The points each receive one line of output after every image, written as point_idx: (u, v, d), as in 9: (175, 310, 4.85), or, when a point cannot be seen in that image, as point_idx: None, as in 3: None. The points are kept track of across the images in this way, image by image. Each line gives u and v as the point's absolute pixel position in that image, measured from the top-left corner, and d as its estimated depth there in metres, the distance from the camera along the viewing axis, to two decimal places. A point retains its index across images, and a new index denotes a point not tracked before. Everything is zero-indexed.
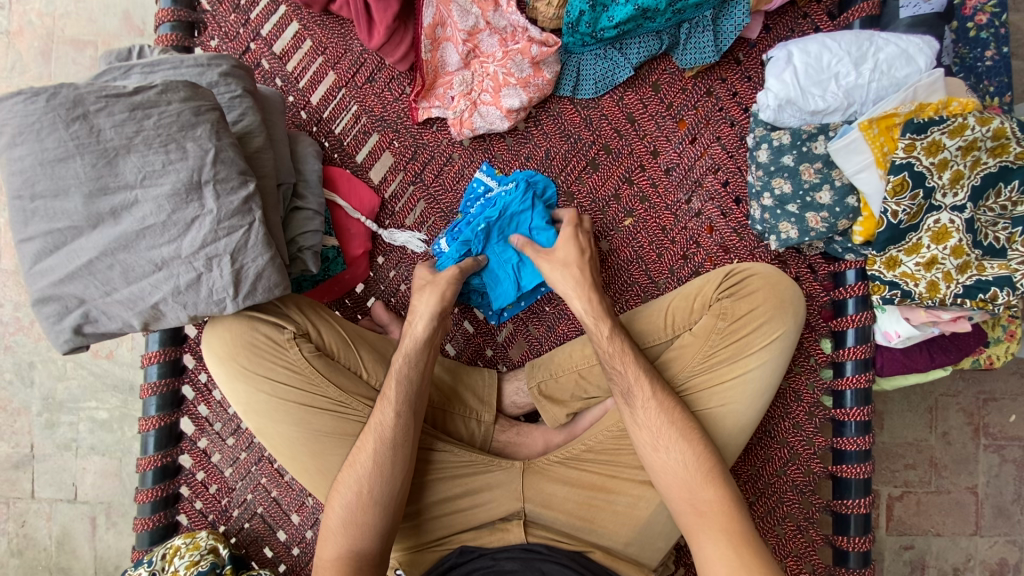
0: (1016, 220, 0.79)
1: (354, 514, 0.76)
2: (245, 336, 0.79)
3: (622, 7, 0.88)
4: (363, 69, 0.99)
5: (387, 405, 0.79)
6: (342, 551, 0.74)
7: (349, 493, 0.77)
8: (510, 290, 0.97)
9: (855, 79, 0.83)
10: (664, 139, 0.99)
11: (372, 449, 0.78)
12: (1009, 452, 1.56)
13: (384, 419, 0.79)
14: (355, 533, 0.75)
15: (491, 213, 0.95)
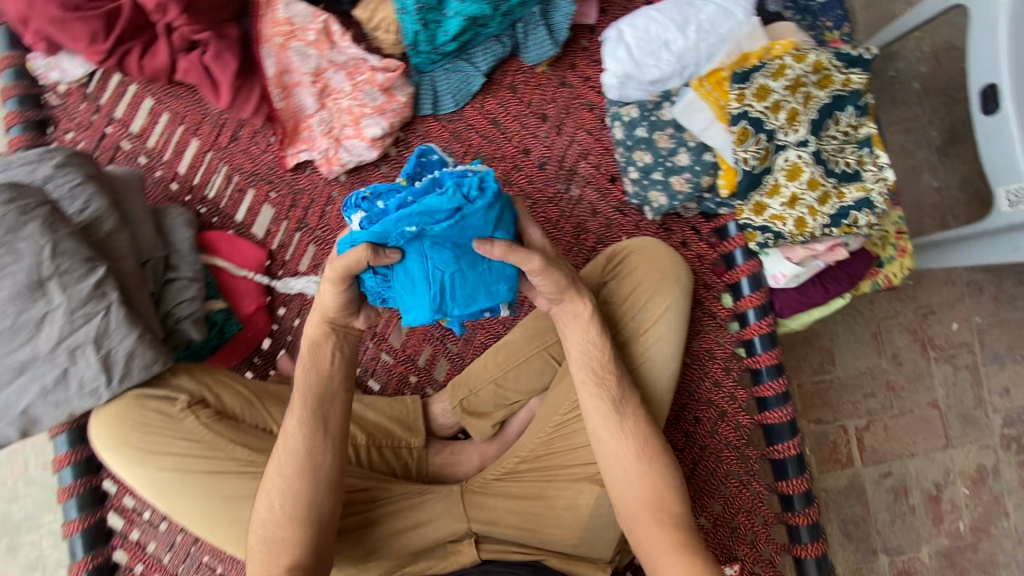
0: (861, 143, 0.83)
1: (275, 532, 0.72)
2: (135, 416, 0.79)
3: (452, 19, 0.90)
4: (225, 129, 0.99)
5: (296, 416, 0.76)
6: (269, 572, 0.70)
7: (264, 508, 0.73)
8: (423, 313, 0.71)
9: (683, 43, 0.86)
10: (531, 136, 1.01)
11: (284, 463, 0.74)
12: (960, 360, 1.59)
13: (292, 430, 0.75)
14: (278, 548, 0.71)
15: (425, 209, 0.65)
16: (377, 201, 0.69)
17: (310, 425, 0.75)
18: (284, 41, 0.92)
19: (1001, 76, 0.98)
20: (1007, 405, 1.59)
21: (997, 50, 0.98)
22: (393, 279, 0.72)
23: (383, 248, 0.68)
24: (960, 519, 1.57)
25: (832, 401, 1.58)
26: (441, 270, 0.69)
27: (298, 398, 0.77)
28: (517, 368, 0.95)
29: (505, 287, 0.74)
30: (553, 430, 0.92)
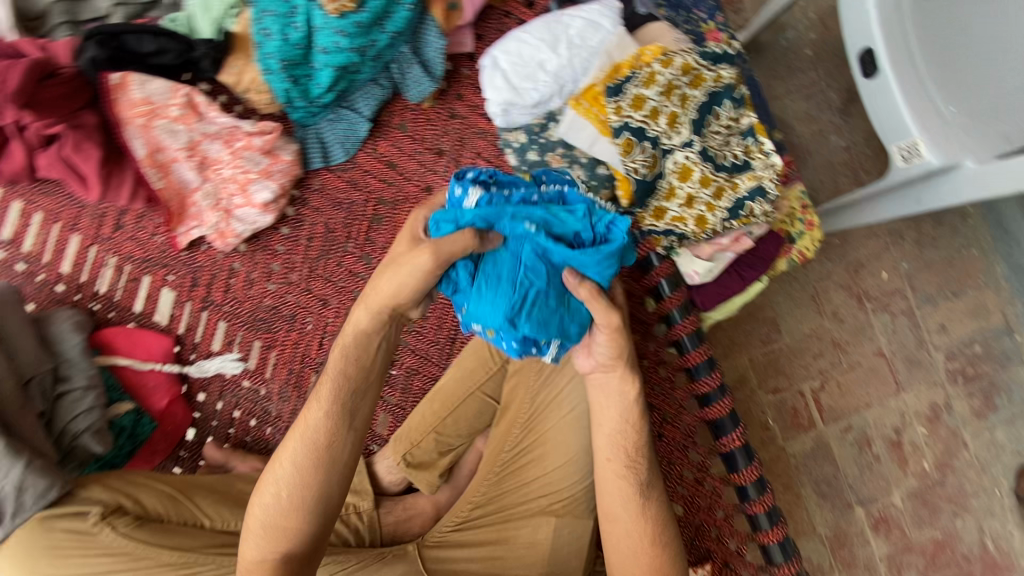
0: (744, 134, 0.85)
1: (278, 516, 0.65)
2: (42, 541, 0.70)
3: (322, 71, 0.86)
4: (107, 219, 0.94)
5: (318, 401, 0.67)
6: (266, 554, 0.65)
7: (268, 494, 0.66)
8: (494, 315, 0.66)
9: (557, 62, 0.85)
10: (430, 173, 0.98)
11: (302, 451, 0.66)
12: (895, 306, 1.61)
13: (313, 418, 0.66)
14: (277, 535, 0.65)
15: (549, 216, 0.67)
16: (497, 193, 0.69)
17: (335, 417, 0.67)
18: (146, 121, 0.86)
19: (875, 39, 0.96)
20: (946, 341, 1.61)
21: (867, 13, 0.96)
22: (477, 269, 0.67)
23: (487, 232, 0.66)
24: (924, 458, 1.57)
25: (786, 369, 1.60)
26: (531, 278, 0.65)
27: (335, 371, 0.68)
28: (455, 413, 0.93)
29: (575, 330, 0.70)
30: (501, 467, 0.93)
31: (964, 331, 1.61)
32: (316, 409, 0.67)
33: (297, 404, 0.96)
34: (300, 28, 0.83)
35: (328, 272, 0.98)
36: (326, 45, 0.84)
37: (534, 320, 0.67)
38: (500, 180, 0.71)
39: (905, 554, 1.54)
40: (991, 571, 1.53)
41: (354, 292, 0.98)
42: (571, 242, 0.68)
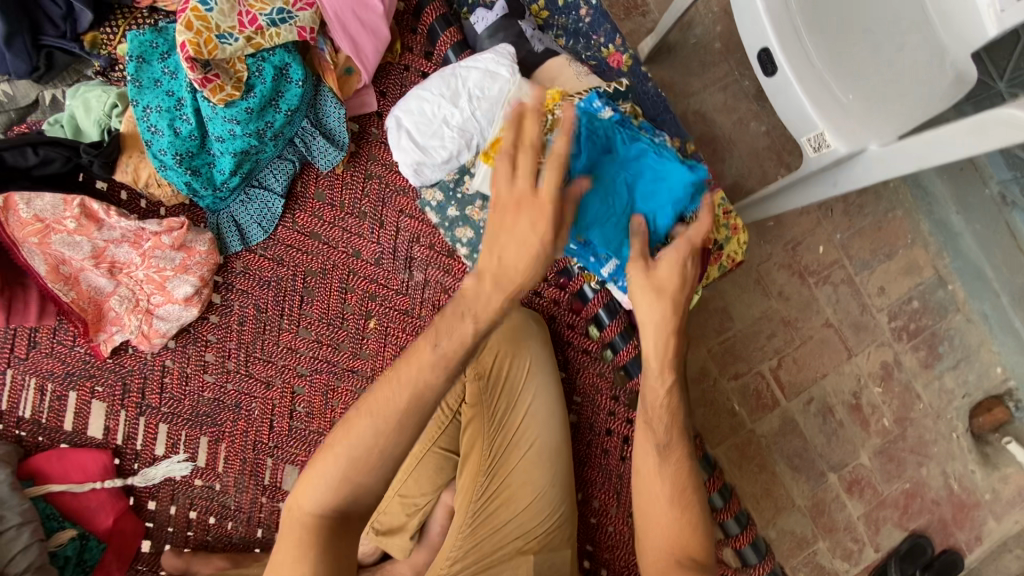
0: None
1: (354, 473, 0.68)
2: None
3: (222, 158, 0.84)
4: (19, 339, 0.89)
5: (438, 359, 0.68)
6: (329, 506, 0.68)
7: (356, 444, 0.68)
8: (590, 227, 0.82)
9: (461, 116, 0.85)
10: (356, 237, 0.97)
11: (406, 405, 0.68)
12: (835, 277, 1.65)
13: (427, 378, 0.68)
14: (350, 485, 0.68)
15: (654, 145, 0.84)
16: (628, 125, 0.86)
17: (452, 379, 0.69)
18: (40, 237, 0.82)
19: (769, 38, 0.94)
20: (886, 302, 1.65)
21: (757, 14, 0.94)
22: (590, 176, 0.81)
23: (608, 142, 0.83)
24: (883, 416, 1.62)
25: (743, 353, 1.63)
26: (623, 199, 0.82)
27: (452, 328, 0.69)
28: (414, 475, 0.91)
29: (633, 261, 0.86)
30: (473, 518, 0.88)
31: (901, 290, 1.65)
32: (429, 365, 0.68)
33: (256, 491, 0.94)
34: (190, 120, 0.81)
35: (266, 353, 0.96)
36: (220, 133, 0.82)
37: (594, 231, 0.81)
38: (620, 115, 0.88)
39: (880, 510, 1.59)
40: (960, 511, 1.60)
41: (297, 368, 0.96)
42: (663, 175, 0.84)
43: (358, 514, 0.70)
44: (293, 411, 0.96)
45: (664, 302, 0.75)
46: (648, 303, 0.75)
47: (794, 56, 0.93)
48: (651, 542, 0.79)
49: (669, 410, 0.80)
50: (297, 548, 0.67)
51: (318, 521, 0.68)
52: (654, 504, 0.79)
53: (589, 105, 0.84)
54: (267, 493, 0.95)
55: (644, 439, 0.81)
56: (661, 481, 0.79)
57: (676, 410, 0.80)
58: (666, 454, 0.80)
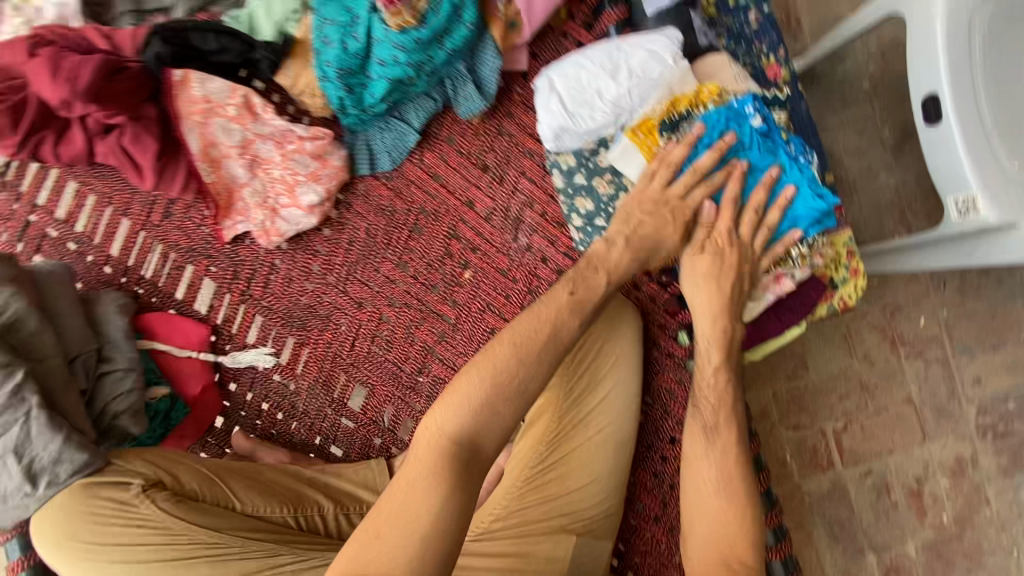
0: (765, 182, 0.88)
1: (499, 398, 0.73)
2: (83, 507, 0.76)
3: (377, 82, 0.87)
4: (156, 206, 0.96)
5: (572, 304, 0.79)
6: (469, 431, 0.72)
7: (504, 363, 0.74)
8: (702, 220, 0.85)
9: (616, 90, 0.85)
10: (474, 188, 0.99)
11: (543, 341, 0.76)
12: (930, 354, 1.54)
13: (563, 319, 0.78)
14: (487, 412, 0.72)
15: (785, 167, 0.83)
16: (775, 135, 0.83)
17: (582, 323, 0.80)
18: (203, 117, 0.88)
19: (940, 84, 0.88)
20: (980, 395, 1.52)
21: (934, 55, 0.88)
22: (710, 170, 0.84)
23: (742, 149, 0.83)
24: (943, 511, 1.50)
25: (808, 407, 1.56)
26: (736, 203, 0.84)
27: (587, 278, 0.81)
28: None
29: None
30: (524, 484, 0.89)
31: (999, 386, 1.52)
32: (565, 306, 0.79)
33: (324, 402, 1.00)
34: (360, 39, 0.83)
35: (365, 276, 1.00)
36: (384, 57, 0.84)
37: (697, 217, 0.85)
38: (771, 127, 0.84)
39: None
40: None
41: (390, 297, 1.00)
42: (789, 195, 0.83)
43: (485, 449, 0.72)
44: (375, 335, 1.00)
45: (717, 290, 0.82)
46: (698, 286, 0.84)
47: (967, 109, 0.87)
48: (699, 532, 0.78)
49: (716, 391, 0.84)
50: (423, 477, 0.68)
51: (453, 443, 0.71)
52: (704, 491, 0.79)
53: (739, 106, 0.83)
54: (333, 406, 1.00)
55: (692, 424, 0.84)
56: (707, 466, 0.80)
57: (723, 392, 0.84)
58: (714, 439, 0.82)
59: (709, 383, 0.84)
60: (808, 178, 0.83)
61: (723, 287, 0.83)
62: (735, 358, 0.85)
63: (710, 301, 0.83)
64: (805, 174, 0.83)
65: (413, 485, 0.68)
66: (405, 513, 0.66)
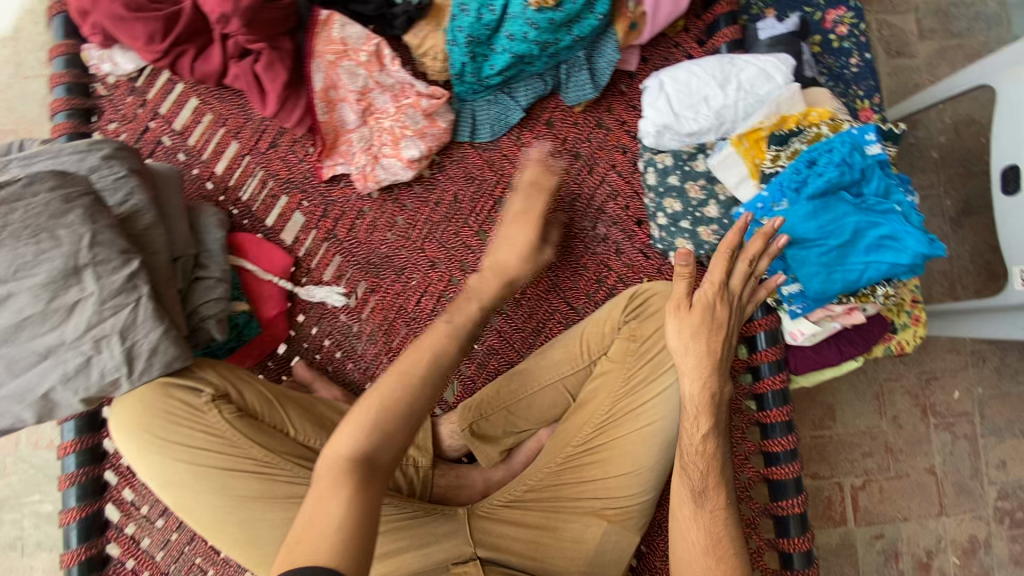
0: None
1: (392, 417, 0.68)
2: (159, 404, 0.80)
3: (500, 55, 0.92)
4: (266, 135, 1.01)
5: (450, 329, 0.76)
6: (362, 453, 0.65)
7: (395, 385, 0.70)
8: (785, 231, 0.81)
9: (723, 100, 0.89)
10: (563, 172, 1.03)
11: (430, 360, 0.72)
12: (959, 428, 1.51)
13: (441, 345, 0.74)
14: (383, 436, 0.67)
15: (887, 206, 0.80)
16: (888, 171, 0.81)
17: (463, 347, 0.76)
18: (336, 60, 0.93)
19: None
20: (1002, 478, 1.49)
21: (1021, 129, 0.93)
22: (810, 182, 0.80)
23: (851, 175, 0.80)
24: None
25: (830, 457, 1.49)
26: (829, 224, 0.80)
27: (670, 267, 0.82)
28: (530, 398, 0.95)
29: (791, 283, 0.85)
30: (564, 461, 0.92)
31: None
32: (446, 334, 0.75)
33: (381, 350, 1.02)
34: (495, 12, 0.88)
35: (445, 238, 1.03)
36: (515, 32, 0.89)
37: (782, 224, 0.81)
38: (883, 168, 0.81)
39: None
40: None
41: (463, 262, 1.03)
42: (890, 235, 0.79)
43: (384, 463, 0.66)
44: (442, 296, 1.03)
45: (701, 349, 0.78)
46: (685, 346, 0.79)
47: None
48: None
49: (704, 457, 0.78)
50: (330, 502, 0.61)
51: (349, 466, 0.64)
52: (693, 554, 0.74)
53: (861, 132, 0.81)
54: (389, 355, 1.02)
55: (679, 485, 0.78)
56: (695, 529, 0.75)
57: (710, 457, 0.78)
58: (703, 504, 0.76)
59: (695, 451, 0.78)
60: (911, 227, 0.79)
61: (710, 347, 0.79)
62: (720, 421, 0.80)
63: (697, 359, 0.78)
64: (906, 220, 0.79)
65: (319, 497, 0.62)
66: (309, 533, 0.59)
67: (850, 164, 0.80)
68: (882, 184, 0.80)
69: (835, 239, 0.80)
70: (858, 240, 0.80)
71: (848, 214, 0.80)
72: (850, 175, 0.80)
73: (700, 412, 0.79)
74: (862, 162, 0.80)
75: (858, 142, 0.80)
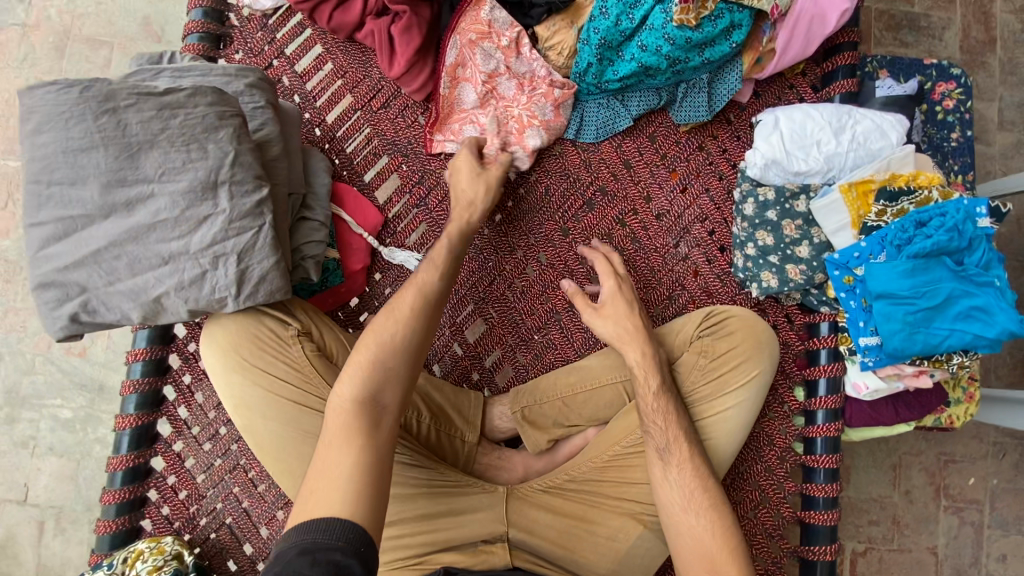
0: (814, 245, 0.92)
1: (385, 356, 0.76)
2: (250, 328, 0.82)
3: (627, 62, 0.94)
4: (380, 94, 1.03)
5: (432, 263, 0.85)
6: (363, 396, 0.74)
7: (384, 326, 0.78)
8: (880, 282, 0.83)
9: (835, 147, 0.92)
10: (657, 185, 1.03)
11: (412, 300, 0.80)
12: (968, 515, 1.42)
13: (427, 276, 0.83)
14: (381, 379, 0.75)
15: (983, 278, 0.82)
16: (992, 247, 0.83)
17: (444, 280, 0.84)
18: (476, 40, 0.95)
19: None
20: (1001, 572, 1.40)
21: None
22: (915, 239, 0.83)
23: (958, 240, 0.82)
24: None
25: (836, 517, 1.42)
26: (927, 281, 0.82)
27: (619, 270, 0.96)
28: (588, 394, 0.96)
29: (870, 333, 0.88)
30: (609, 460, 0.92)
31: None
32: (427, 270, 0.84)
33: (446, 320, 1.05)
34: (634, 21, 0.91)
35: (529, 226, 1.05)
36: (649, 44, 0.91)
37: (875, 272, 0.84)
38: (987, 244, 0.83)
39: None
40: None
41: (540, 254, 1.04)
42: (982, 307, 0.81)
43: (387, 405, 0.74)
44: (512, 282, 1.05)
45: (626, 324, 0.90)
46: (619, 334, 0.90)
47: None
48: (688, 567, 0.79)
49: (661, 413, 0.85)
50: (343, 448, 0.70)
51: (353, 412, 0.72)
52: (674, 511, 0.82)
53: (976, 202, 0.83)
54: (450, 329, 1.05)
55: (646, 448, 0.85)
56: (669, 487, 0.83)
57: (668, 412, 0.86)
58: (668, 460, 0.83)
59: (653, 409, 0.86)
60: (1004, 303, 0.80)
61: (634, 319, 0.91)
62: (667, 378, 0.88)
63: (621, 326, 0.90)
64: (999, 295, 0.81)
65: (326, 450, 0.70)
66: (323, 483, 0.67)
67: (959, 235, 0.82)
68: (986, 257, 0.82)
69: (928, 297, 0.82)
70: (951, 302, 0.82)
71: (946, 276, 0.82)
72: (956, 245, 0.82)
73: (649, 373, 0.87)
74: (969, 232, 0.82)
75: (969, 209, 0.83)
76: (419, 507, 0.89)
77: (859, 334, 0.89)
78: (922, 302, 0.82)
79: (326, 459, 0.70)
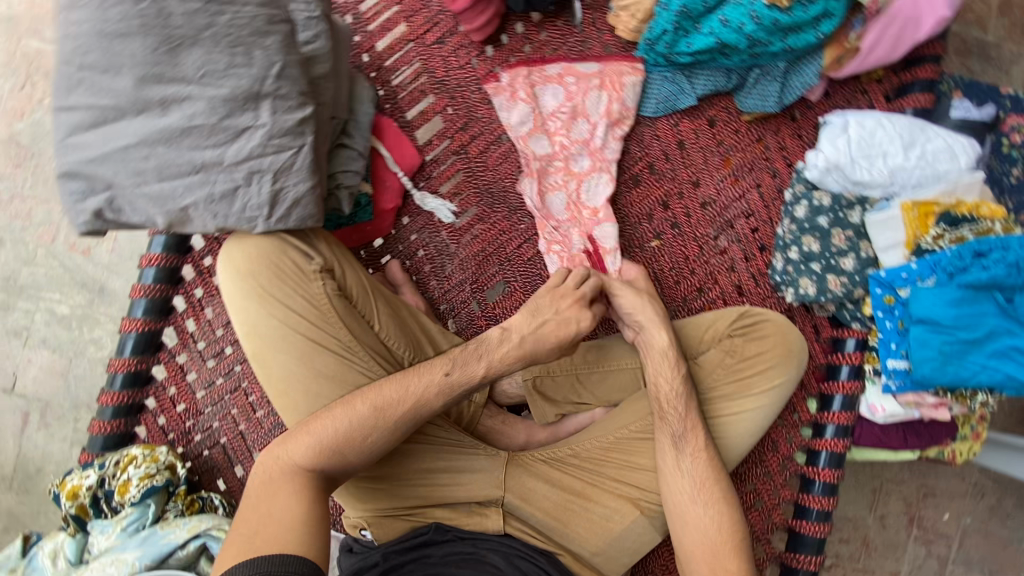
0: (858, 259, 0.90)
1: (347, 450, 0.72)
2: (272, 257, 0.78)
3: (703, 36, 0.88)
4: (436, 28, 0.98)
5: (445, 385, 0.75)
6: (317, 472, 0.71)
7: (365, 413, 0.73)
8: (924, 305, 0.81)
9: (901, 161, 0.89)
10: (707, 173, 0.99)
11: (402, 414, 0.73)
12: (937, 548, 1.43)
13: (431, 396, 0.75)
14: (337, 461, 0.71)
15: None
16: None
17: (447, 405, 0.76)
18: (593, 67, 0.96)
19: None
20: None
21: None
22: (969, 272, 0.80)
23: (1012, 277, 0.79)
24: None
25: None
26: (973, 313, 0.79)
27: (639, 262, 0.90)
28: (604, 373, 0.95)
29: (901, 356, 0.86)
30: (616, 442, 0.91)
31: None
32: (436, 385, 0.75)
33: (467, 278, 1.00)
34: None
35: None
36: (731, 19, 0.86)
37: (921, 296, 0.81)
38: None
39: None
40: None
41: None
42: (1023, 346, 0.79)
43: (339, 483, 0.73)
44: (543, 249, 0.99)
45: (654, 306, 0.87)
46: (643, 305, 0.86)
47: None
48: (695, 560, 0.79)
49: (684, 402, 0.84)
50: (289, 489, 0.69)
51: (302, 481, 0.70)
52: (680, 493, 0.81)
53: None
54: (472, 286, 1.00)
55: (663, 430, 0.84)
56: (682, 476, 0.82)
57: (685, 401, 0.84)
58: (682, 448, 0.83)
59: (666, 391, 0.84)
60: None
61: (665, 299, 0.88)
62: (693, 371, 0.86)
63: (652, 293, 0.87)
64: None
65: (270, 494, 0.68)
66: (262, 530, 0.66)
67: (1015, 272, 0.79)
68: None
69: (971, 328, 0.79)
70: (992, 337, 0.79)
71: (993, 312, 0.79)
72: (1010, 281, 0.79)
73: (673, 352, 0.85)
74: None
75: None
76: (421, 460, 0.88)
77: (888, 355, 0.87)
78: (964, 333, 0.79)
79: (268, 501, 0.68)
